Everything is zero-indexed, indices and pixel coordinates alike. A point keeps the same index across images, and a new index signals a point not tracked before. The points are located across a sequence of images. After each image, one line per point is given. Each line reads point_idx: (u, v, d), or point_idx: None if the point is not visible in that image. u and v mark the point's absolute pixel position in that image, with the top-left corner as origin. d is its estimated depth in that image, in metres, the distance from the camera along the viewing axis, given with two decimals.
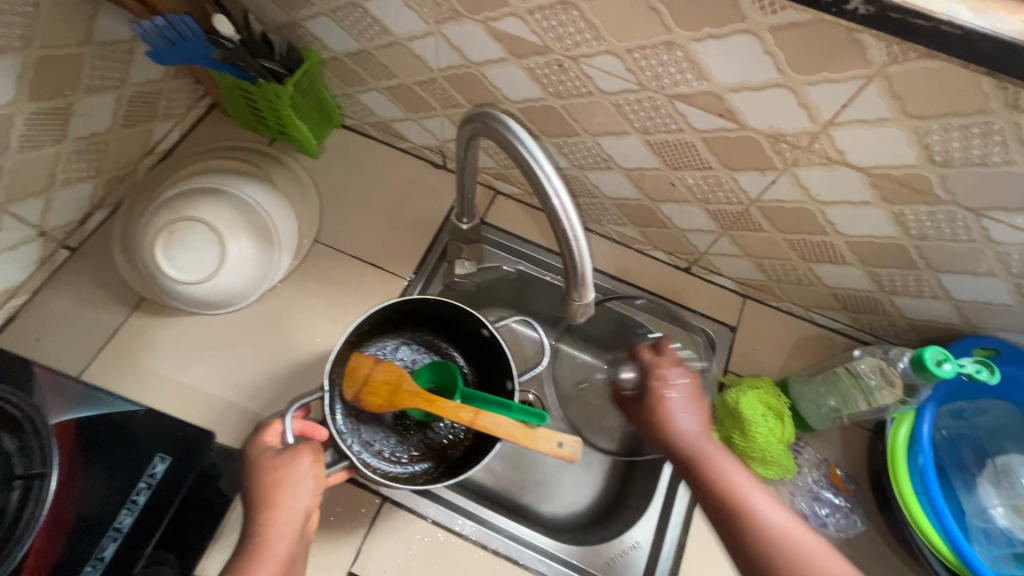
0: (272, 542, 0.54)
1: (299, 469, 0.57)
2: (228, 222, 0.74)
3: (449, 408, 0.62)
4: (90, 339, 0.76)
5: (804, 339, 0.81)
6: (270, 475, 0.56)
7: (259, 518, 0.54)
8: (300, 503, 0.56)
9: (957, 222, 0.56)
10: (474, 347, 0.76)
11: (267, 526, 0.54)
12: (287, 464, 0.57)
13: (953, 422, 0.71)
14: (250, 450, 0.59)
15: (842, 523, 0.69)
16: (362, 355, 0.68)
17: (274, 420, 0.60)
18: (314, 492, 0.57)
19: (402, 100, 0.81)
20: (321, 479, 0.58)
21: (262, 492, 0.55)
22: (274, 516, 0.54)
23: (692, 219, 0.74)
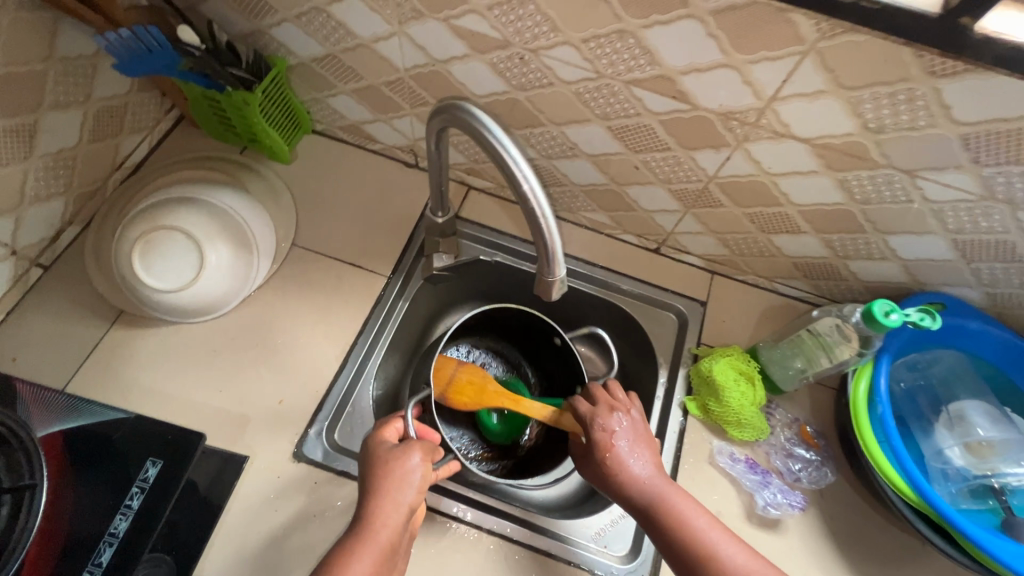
0: (378, 531, 0.54)
1: (413, 460, 0.59)
2: (204, 230, 0.75)
3: (534, 409, 0.71)
4: (69, 356, 0.75)
5: (771, 309, 0.85)
6: (385, 465, 0.58)
7: (370, 507, 0.56)
8: (406, 497, 0.57)
9: (895, 185, 0.62)
10: (541, 356, 0.87)
11: (374, 516, 0.55)
12: (401, 456, 0.59)
13: (909, 374, 0.76)
14: (368, 442, 0.63)
15: (814, 476, 0.73)
16: (445, 358, 0.77)
17: (393, 418, 0.66)
18: (421, 489, 0.58)
19: (371, 101, 0.83)
20: (426, 479, 0.59)
21: (374, 481, 0.57)
22: (383, 507, 0.56)
23: (656, 200, 0.78)
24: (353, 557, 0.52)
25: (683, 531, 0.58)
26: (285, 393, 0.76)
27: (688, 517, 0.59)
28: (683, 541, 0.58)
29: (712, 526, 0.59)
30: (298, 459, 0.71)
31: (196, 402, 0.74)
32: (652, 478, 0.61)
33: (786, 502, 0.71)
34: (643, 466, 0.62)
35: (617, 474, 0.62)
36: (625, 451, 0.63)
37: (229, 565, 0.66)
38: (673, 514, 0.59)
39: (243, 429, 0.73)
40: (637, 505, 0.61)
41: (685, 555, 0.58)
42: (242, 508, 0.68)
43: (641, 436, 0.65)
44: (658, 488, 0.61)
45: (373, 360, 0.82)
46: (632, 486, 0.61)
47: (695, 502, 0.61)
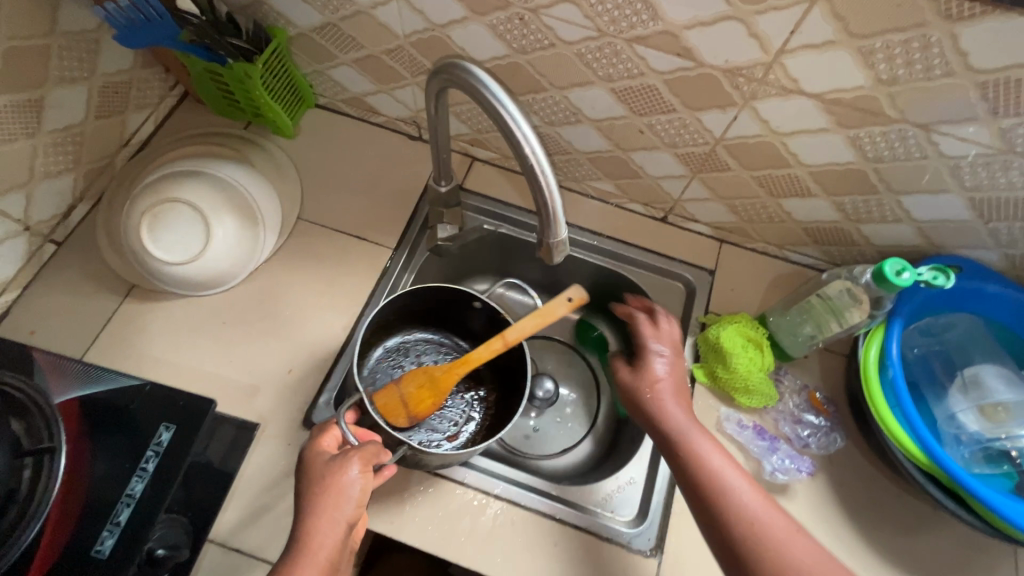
0: (314, 550, 0.52)
1: (350, 472, 0.56)
2: (209, 203, 0.76)
3: (483, 352, 0.70)
4: (84, 329, 0.76)
5: (781, 277, 0.84)
6: (322, 479, 0.56)
7: (305, 525, 0.54)
8: (343, 514, 0.54)
9: (910, 141, 0.60)
10: (468, 323, 0.85)
11: (311, 532, 0.53)
12: (338, 469, 0.56)
13: (923, 339, 0.74)
14: (306, 453, 0.60)
15: (824, 441, 0.72)
16: (384, 389, 0.70)
17: (330, 424, 0.63)
18: (360, 503, 0.56)
19: (373, 71, 0.83)
20: (366, 491, 0.57)
21: (310, 499, 0.55)
22: (317, 525, 0.53)
23: (662, 165, 0.77)
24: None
25: (697, 462, 0.59)
26: (293, 363, 0.77)
27: (709, 456, 0.59)
28: (700, 474, 0.58)
29: (733, 467, 0.58)
30: (307, 427, 0.72)
31: (207, 372, 0.75)
32: (677, 416, 0.63)
33: (794, 468, 0.70)
34: (673, 405, 0.64)
35: (651, 410, 0.64)
36: (661, 393, 0.65)
37: (246, 527, 0.67)
38: (692, 447, 0.60)
39: (255, 398, 0.74)
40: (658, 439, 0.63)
41: (698, 489, 0.57)
42: (256, 472, 0.70)
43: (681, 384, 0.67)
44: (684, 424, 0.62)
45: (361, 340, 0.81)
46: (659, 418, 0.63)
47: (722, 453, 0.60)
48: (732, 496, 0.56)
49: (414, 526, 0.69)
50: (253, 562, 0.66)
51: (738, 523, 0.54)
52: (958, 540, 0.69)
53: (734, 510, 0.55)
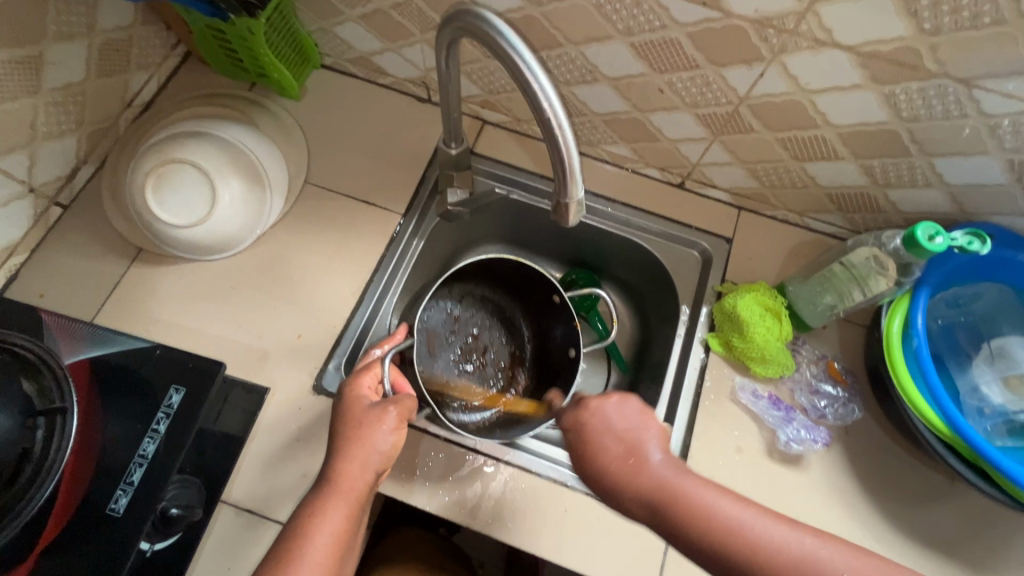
0: (345, 489, 0.54)
1: (385, 423, 0.58)
2: (215, 165, 0.74)
3: None
4: (93, 293, 0.76)
5: (801, 245, 0.81)
6: (357, 424, 0.57)
7: (336, 466, 0.55)
8: (374, 461, 0.56)
9: (950, 99, 0.57)
10: (539, 314, 0.86)
11: (343, 473, 0.55)
12: (374, 419, 0.58)
13: (949, 310, 0.71)
14: (346, 391, 0.61)
15: (841, 412, 0.71)
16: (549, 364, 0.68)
17: (373, 364, 0.64)
18: (390, 453, 0.57)
19: (380, 28, 0.79)
20: (397, 443, 0.58)
21: (344, 442, 0.56)
22: (350, 468, 0.55)
23: (682, 127, 0.73)
24: (322, 514, 0.53)
25: (703, 525, 0.47)
26: (303, 328, 0.76)
27: (704, 501, 0.48)
28: (713, 540, 0.47)
29: (733, 501, 0.48)
30: (318, 392, 0.72)
31: (216, 337, 0.75)
32: (655, 470, 0.51)
33: (810, 438, 0.69)
34: (646, 456, 0.52)
35: (611, 477, 0.52)
36: (625, 449, 0.53)
37: (258, 489, 0.68)
38: (689, 503, 0.48)
39: (265, 363, 0.74)
40: (642, 511, 0.50)
41: (702, 547, 0.47)
42: (266, 435, 0.70)
43: (639, 419, 0.55)
44: (661, 477, 0.51)
45: (386, 303, 0.82)
46: (636, 484, 0.51)
47: (713, 485, 0.50)
48: (745, 535, 0.46)
49: (424, 491, 0.69)
50: (266, 523, 0.67)
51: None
52: (976, 512, 0.68)
53: (764, 556, 0.45)
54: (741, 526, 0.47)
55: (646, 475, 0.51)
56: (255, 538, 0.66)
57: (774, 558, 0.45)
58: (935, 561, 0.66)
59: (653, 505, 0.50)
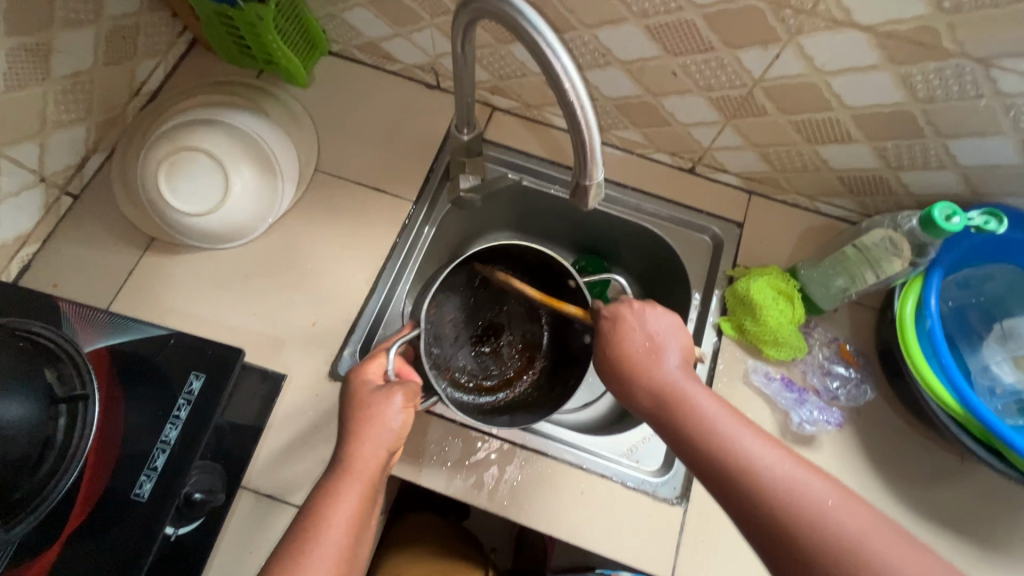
0: (358, 471, 0.54)
1: (392, 408, 0.57)
2: (227, 152, 0.74)
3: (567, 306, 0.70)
4: (107, 282, 0.76)
5: (812, 229, 0.81)
6: (365, 407, 0.57)
7: (348, 450, 0.55)
8: (384, 441, 0.56)
9: (967, 80, 0.57)
10: (554, 297, 0.83)
11: (355, 456, 0.55)
12: (382, 401, 0.58)
13: (959, 292, 0.71)
14: (352, 378, 0.61)
15: (853, 393, 0.72)
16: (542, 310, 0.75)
17: (377, 354, 0.63)
18: (400, 433, 0.58)
19: (389, 13, 0.79)
20: (406, 424, 0.59)
21: (354, 423, 0.57)
22: (362, 449, 0.55)
23: (694, 111, 0.73)
24: (337, 495, 0.53)
25: (698, 426, 0.50)
26: (318, 316, 0.76)
27: (704, 407, 0.51)
28: (696, 437, 0.50)
29: (738, 422, 0.50)
30: (334, 378, 0.73)
31: (231, 325, 0.75)
32: (669, 367, 0.55)
33: (823, 419, 0.70)
34: (665, 356, 0.56)
35: (631, 364, 0.56)
36: (647, 347, 0.57)
37: (277, 474, 0.68)
38: (688, 399, 0.52)
39: (280, 350, 0.74)
40: (644, 401, 0.54)
41: (695, 444, 0.49)
42: (284, 422, 0.70)
43: (672, 327, 0.58)
44: (674, 381, 0.54)
45: (400, 289, 0.83)
46: (644, 375, 0.55)
47: (723, 403, 0.52)
48: (738, 448, 0.47)
49: (442, 474, 0.70)
50: (286, 508, 0.67)
51: (746, 483, 0.46)
52: (986, 489, 0.69)
53: (751, 468, 0.46)
54: (734, 441, 0.48)
55: (660, 373, 0.54)
56: (276, 522, 0.67)
57: (764, 480, 0.46)
58: (946, 537, 0.68)
59: (656, 392, 0.53)
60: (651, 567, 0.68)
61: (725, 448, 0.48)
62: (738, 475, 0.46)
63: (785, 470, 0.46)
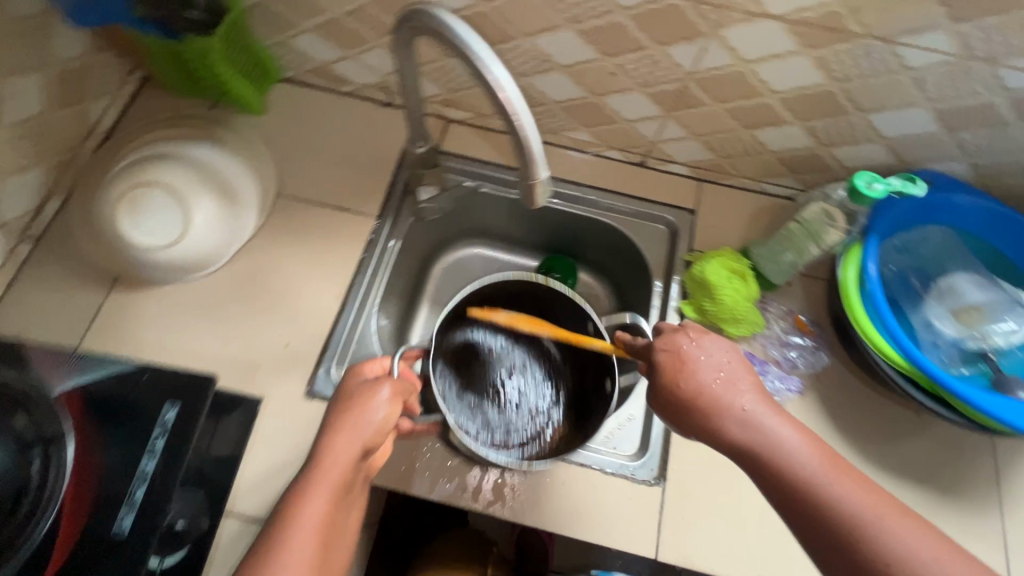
0: (328, 470, 0.55)
1: (381, 396, 0.59)
2: (188, 184, 0.77)
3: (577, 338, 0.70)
4: (72, 324, 0.75)
5: (760, 210, 0.85)
6: (350, 400, 0.59)
7: (324, 448, 0.56)
8: (360, 436, 0.57)
9: (875, 57, 0.62)
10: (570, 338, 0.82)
11: (329, 455, 0.55)
12: (367, 394, 0.59)
13: (899, 257, 0.75)
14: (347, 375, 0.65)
15: (809, 359, 0.76)
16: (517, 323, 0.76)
17: (380, 357, 0.68)
18: (380, 429, 0.58)
19: (337, 36, 0.81)
20: (388, 419, 0.59)
21: (334, 416, 0.58)
22: (335, 443, 0.56)
23: (637, 107, 0.77)
24: (306, 494, 0.54)
25: (793, 469, 0.47)
26: (290, 337, 0.77)
27: (792, 447, 0.48)
28: (793, 481, 0.47)
29: (831, 464, 0.47)
30: (311, 397, 0.73)
31: (203, 354, 0.75)
32: (749, 405, 0.50)
33: (784, 388, 0.74)
34: (734, 389, 0.51)
35: (709, 399, 0.51)
36: (723, 378, 0.52)
37: (261, 497, 0.69)
38: (771, 442, 0.48)
39: (255, 374, 0.74)
40: (734, 443, 0.50)
41: (792, 490, 0.46)
42: (264, 444, 0.71)
43: (735, 354, 0.54)
44: (757, 422, 0.49)
45: (372, 306, 0.82)
46: (714, 411, 0.50)
47: (813, 439, 0.49)
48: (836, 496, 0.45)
49: (426, 479, 0.71)
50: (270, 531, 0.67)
51: (852, 534, 0.44)
52: (942, 438, 0.73)
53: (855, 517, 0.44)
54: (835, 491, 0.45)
55: (744, 410, 0.50)
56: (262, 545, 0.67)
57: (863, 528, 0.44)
58: (911, 488, 0.71)
59: (733, 436, 0.50)
60: (635, 548, 0.69)
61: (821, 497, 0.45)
62: (838, 523, 0.44)
63: (891, 518, 0.44)
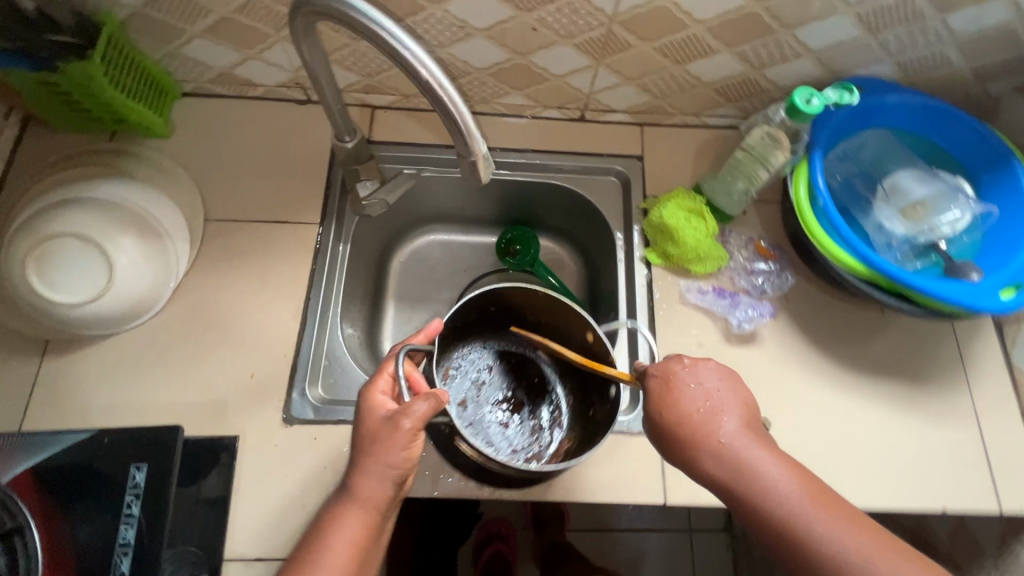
0: (359, 501, 0.56)
1: (401, 435, 0.56)
2: (96, 227, 0.68)
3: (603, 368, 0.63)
4: (9, 404, 0.69)
5: (705, 144, 0.85)
6: (367, 438, 0.57)
7: (353, 478, 0.56)
8: (384, 473, 0.56)
9: None
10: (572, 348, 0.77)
11: (358, 486, 0.56)
12: (385, 434, 0.56)
13: (843, 166, 0.77)
14: (361, 395, 0.60)
15: (777, 282, 0.77)
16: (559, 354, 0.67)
17: (384, 365, 0.62)
18: (404, 464, 0.57)
19: (232, 37, 0.74)
20: (412, 451, 0.57)
21: (359, 450, 0.57)
22: (360, 479, 0.56)
23: (566, 61, 0.74)
24: (341, 521, 0.56)
25: (771, 502, 0.50)
26: (255, 366, 0.73)
27: (772, 480, 0.51)
28: (771, 511, 0.50)
29: (808, 498, 0.50)
30: (290, 423, 0.70)
31: (164, 404, 0.70)
32: (731, 437, 0.53)
33: (758, 314, 0.75)
34: (720, 416, 0.54)
35: (694, 430, 0.54)
36: (709, 408, 0.54)
37: (260, 536, 0.65)
38: (752, 470, 0.51)
39: (225, 413, 0.70)
40: (714, 475, 0.53)
41: (770, 523, 0.50)
42: (251, 483, 0.67)
43: (727, 379, 0.56)
44: (740, 457, 0.52)
45: (335, 313, 0.79)
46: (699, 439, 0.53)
47: (791, 471, 0.52)
48: (809, 528, 0.49)
49: (427, 479, 0.69)
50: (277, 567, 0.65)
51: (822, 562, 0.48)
52: (907, 331, 0.77)
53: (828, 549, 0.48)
54: (811, 523, 0.49)
55: (726, 442, 0.53)
56: None
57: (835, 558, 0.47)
58: (887, 383, 0.75)
59: (715, 461, 0.52)
60: (639, 499, 0.70)
61: (799, 523, 0.49)
62: (816, 556, 0.48)
63: (861, 550, 0.47)
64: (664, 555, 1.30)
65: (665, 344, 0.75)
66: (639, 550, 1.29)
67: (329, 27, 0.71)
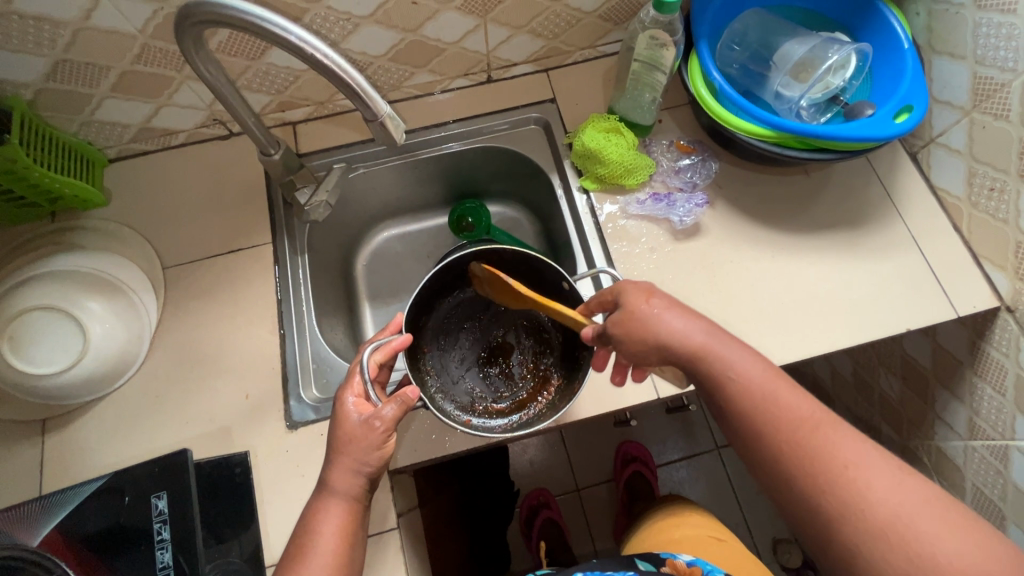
0: (337, 494, 0.59)
1: (376, 431, 0.59)
2: (63, 296, 0.72)
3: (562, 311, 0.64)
4: (18, 486, 0.70)
5: (608, 71, 0.90)
6: (343, 438, 0.60)
7: (330, 473, 0.60)
8: (358, 467, 0.59)
9: None
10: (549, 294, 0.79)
11: (335, 478, 0.59)
12: (363, 434, 0.60)
13: (735, 54, 0.82)
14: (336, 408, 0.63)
15: (703, 173, 0.82)
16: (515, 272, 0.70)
17: (352, 377, 0.63)
18: (380, 460, 0.60)
19: (139, 89, 0.77)
20: (389, 446, 0.61)
21: (335, 445, 0.61)
22: (337, 475, 0.59)
23: (454, 26, 0.78)
24: (325, 513, 0.59)
25: (739, 383, 0.52)
26: (247, 387, 0.75)
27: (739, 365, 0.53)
28: (739, 389, 0.52)
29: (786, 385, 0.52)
30: (294, 427, 0.73)
31: (172, 446, 0.72)
32: (700, 337, 0.54)
33: (694, 207, 0.80)
34: (687, 324, 0.55)
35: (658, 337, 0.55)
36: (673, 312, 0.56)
37: None
38: (721, 363, 0.53)
39: (231, 436, 0.73)
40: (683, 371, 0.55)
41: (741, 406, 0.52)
42: (273, 491, 0.70)
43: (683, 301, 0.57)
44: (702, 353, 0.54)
45: (309, 318, 0.82)
46: (673, 347, 0.55)
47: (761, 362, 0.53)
48: (781, 405, 0.50)
49: (436, 441, 0.73)
50: None
51: (787, 446, 0.49)
52: (833, 183, 0.83)
53: (798, 426, 0.49)
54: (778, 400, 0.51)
55: (687, 340, 0.54)
56: None
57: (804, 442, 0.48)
58: (828, 234, 0.80)
59: (685, 354, 0.54)
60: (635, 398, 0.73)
61: (771, 403, 0.51)
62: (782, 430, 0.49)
63: (829, 431, 0.48)
64: (698, 476, 1.35)
65: (622, 257, 0.80)
66: (673, 476, 1.34)
67: (224, 53, 0.74)
